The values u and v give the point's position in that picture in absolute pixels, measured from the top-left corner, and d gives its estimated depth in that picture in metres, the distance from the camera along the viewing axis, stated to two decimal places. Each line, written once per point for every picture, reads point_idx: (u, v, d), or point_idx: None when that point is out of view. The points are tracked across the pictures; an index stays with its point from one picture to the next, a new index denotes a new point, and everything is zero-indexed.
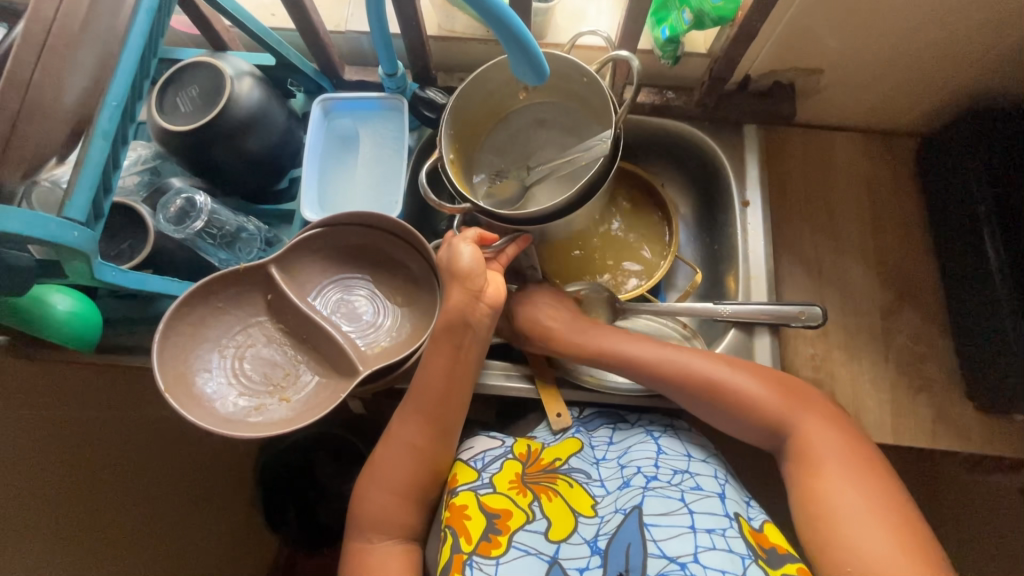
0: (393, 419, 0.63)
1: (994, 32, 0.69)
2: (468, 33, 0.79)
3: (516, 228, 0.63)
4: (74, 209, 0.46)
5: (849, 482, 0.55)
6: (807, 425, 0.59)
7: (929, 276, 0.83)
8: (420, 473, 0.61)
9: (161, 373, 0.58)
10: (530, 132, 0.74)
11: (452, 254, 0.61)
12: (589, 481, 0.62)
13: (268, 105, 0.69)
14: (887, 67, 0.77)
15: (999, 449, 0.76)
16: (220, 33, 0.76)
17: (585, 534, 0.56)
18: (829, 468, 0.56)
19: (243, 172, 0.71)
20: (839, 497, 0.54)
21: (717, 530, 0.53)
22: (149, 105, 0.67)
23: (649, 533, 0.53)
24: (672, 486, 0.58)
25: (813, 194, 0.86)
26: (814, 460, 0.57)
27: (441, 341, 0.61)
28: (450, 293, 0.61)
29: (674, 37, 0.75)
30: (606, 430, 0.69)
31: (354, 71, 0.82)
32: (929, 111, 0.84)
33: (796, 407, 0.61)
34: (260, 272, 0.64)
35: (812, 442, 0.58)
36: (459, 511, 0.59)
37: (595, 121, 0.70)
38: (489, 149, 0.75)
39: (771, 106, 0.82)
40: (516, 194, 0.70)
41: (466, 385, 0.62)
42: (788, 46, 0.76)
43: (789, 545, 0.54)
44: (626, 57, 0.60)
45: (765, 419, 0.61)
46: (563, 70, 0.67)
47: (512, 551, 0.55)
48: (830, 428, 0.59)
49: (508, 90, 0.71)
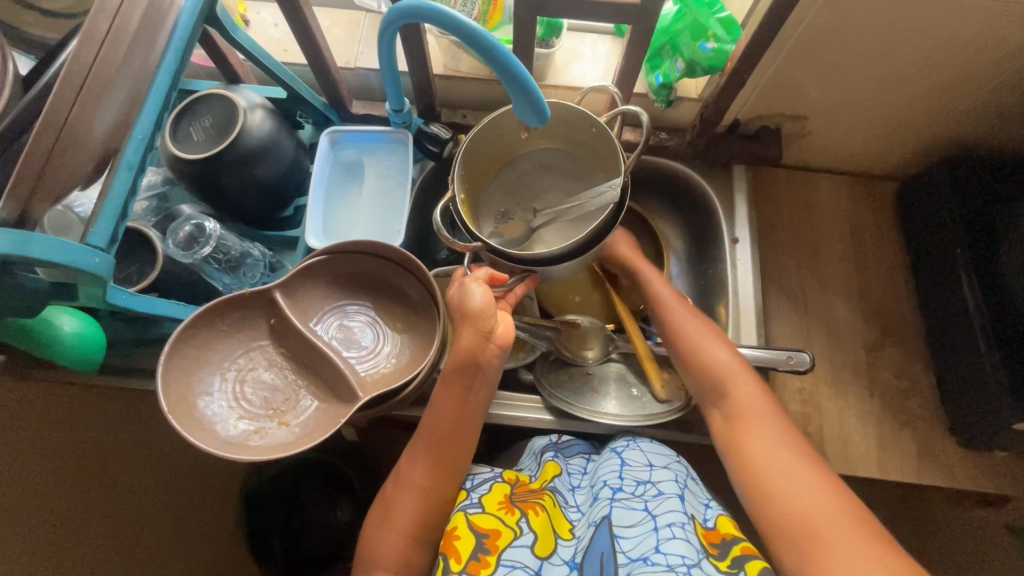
0: (401, 462, 0.64)
1: (963, 88, 0.74)
2: (471, 73, 0.83)
3: (525, 269, 0.62)
4: (96, 238, 0.48)
5: (775, 440, 0.58)
6: (734, 386, 0.62)
7: (911, 314, 0.86)
8: (419, 501, 0.61)
9: (165, 395, 0.59)
10: (537, 175, 0.77)
11: (462, 294, 0.61)
12: (566, 506, 0.64)
13: (278, 136, 0.72)
14: (865, 116, 0.82)
15: (980, 484, 0.78)
16: (235, 67, 0.79)
17: (565, 556, 0.58)
18: (761, 423, 0.59)
19: (251, 199, 0.73)
20: (766, 456, 0.57)
21: (677, 523, 0.55)
22: (163, 132, 0.69)
23: (620, 545, 0.55)
24: (636, 496, 0.58)
25: (799, 231, 0.89)
26: (743, 421, 0.60)
27: (451, 382, 0.63)
28: (462, 333, 0.61)
29: (667, 83, 0.80)
30: (581, 458, 0.70)
31: (361, 105, 0.86)
32: (905, 158, 0.89)
33: (736, 370, 0.63)
34: (264, 297, 0.66)
35: (743, 407, 0.61)
36: (450, 534, 0.59)
37: (600, 169, 0.73)
38: (496, 190, 0.77)
39: (759, 148, 0.86)
40: (522, 235, 0.72)
41: (475, 421, 0.64)
42: (775, 95, 0.81)
43: (737, 531, 0.58)
44: (636, 111, 0.60)
45: (710, 383, 0.63)
46: (572, 119, 0.69)
47: (501, 569, 0.56)
48: (759, 392, 0.61)
49: (516, 135, 0.74)
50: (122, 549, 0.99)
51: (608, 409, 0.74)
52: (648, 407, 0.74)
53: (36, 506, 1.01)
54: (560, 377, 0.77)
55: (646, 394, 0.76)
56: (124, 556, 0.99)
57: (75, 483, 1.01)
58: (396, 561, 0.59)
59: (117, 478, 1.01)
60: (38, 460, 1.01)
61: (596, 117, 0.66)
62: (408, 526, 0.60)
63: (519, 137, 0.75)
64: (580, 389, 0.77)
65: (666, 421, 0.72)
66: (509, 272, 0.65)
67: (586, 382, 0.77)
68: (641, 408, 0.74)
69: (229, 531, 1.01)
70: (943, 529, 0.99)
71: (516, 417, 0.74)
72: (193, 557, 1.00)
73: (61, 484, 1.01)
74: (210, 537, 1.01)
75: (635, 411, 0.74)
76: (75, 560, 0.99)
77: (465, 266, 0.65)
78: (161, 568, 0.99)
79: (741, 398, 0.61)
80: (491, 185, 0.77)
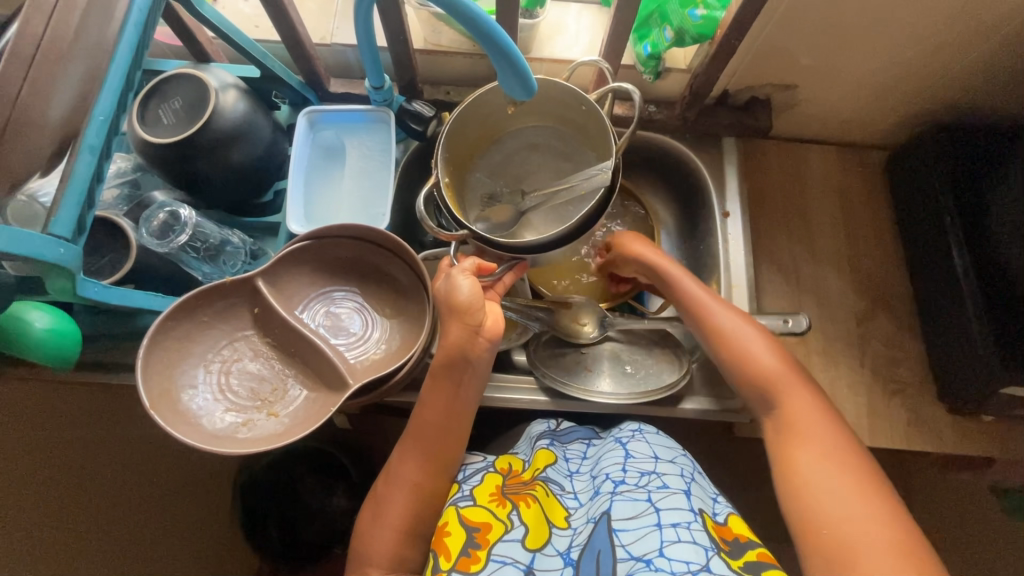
0: (393, 459, 0.63)
1: (954, 53, 0.73)
2: (453, 47, 0.80)
3: (515, 256, 0.62)
4: (60, 226, 0.46)
5: (830, 451, 0.54)
6: (785, 395, 0.59)
7: (900, 284, 0.86)
8: (415, 485, 0.61)
9: (146, 391, 0.57)
10: (524, 155, 0.75)
11: (450, 287, 0.59)
12: (562, 493, 0.63)
13: (253, 117, 0.69)
14: (855, 84, 0.80)
15: (968, 447, 0.79)
16: (204, 44, 0.75)
17: (559, 547, 0.57)
18: (812, 436, 0.56)
19: (230, 184, 0.70)
20: (811, 466, 0.54)
21: (682, 524, 0.53)
22: (130, 116, 0.66)
23: (618, 539, 0.53)
24: (640, 488, 0.58)
25: (790, 202, 0.89)
26: (800, 432, 0.56)
27: (440, 380, 0.61)
28: (448, 329, 0.60)
29: (656, 53, 0.77)
30: (581, 443, 0.70)
31: (339, 84, 0.82)
32: (895, 126, 0.88)
33: (785, 378, 0.60)
34: (246, 286, 0.63)
35: (798, 417, 0.57)
36: (440, 529, 0.59)
37: (590, 150, 0.72)
38: (482, 170, 0.75)
39: (748, 119, 0.85)
40: (510, 219, 0.69)
41: (467, 415, 0.63)
42: (765, 64, 0.79)
43: (751, 534, 0.56)
44: (629, 90, 0.58)
45: (758, 386, 0.60)
46: (562, 98, 0.67)
47: (491, 565, 0.55)
48: (815, 405, 0.58)
49: (501, 112, 0.71)
50: (117, 543, 0.99)
51: (602, 388, 0.73)
52: (642, 384, 0.74)
53: (28, 503, 1.00)
54: (553, 358, 0.76)
55: (641, 372, 0.75)
56: (119, 551, 0.98)
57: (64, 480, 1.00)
58: (386, 559, 0.58)
59: (106, 474, 1.00)
60: (25, 458, 1.00)
61: (585, 95, 0.63)
62: (401, 522, 0.59)
63: (503, 116, 0.72)
64: (574, 368, 0.76)
65: (660, 398, 0.72)
66: (496, 260, 0.63)
67: (580, 360, 0.77)
68: (634, 387, 0.74)
69: (224, 522, 1.00)
70: (930, 493, 1.01)
71: (510, 399, 0.74)
72: (189, 549, 0.99)
73: (50, 481, 1.00)
74: (204, 529, 1.00)
75: (629, 387, 0.74)
76: (70, 556, 0.98)
77: (452, 254, 0.62)
78: (157, 562, 0.98)
79: (793, 406, 0.58)
80: (475, 165, 0.75)
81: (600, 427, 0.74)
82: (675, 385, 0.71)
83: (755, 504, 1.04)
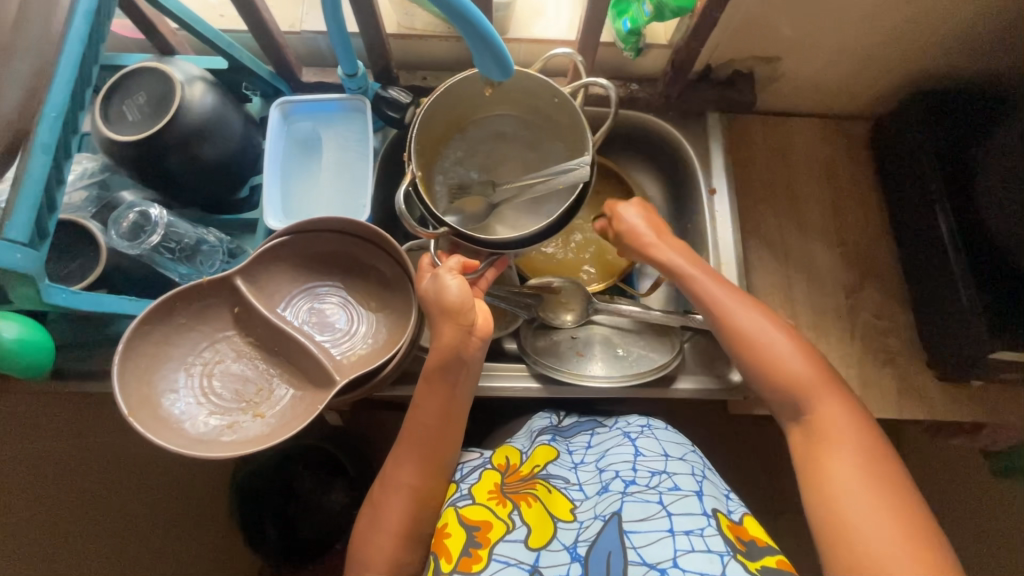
0: (387, 465, 0.62)
1: (935, 18, 0.72)
2: (427, 30, 0.77)
3: (494, 252, 0.61)
4: (15, 230, 0.44)
5: (855, 460, 0.53)
6: (818, 402, 0.57)
7: (887, 254, 0.86)
8: (411, 476, 0.60)
9: (124, 398, 0.55)
10: (491, 145, 0.74)
11: (438, 288, 0.57)
12: (567, 486, 0.62)
13: (223, 111, 0.66)
14: (837, 54, 0.79)
15: (958, 413, 0.79)
16: (166, 36, 0.72)
17: (565, 540, 0.55)
18: (844, 444, 0.54)
19: (201, 182, 0.68)
20: (842, 476, 0.52)
21: (695, 531, 0.52)
22: (94, 114, 0.63)
23: (630, 541, 0.52)
24: (650, 489, 0.57)
25: (776, 177, 0.88)
26: (823, 440, 0.55)
27: (435, 381, 0.60)
28: (439, 330, 0.58)
29: (635, 29, 0.75)
30: (585, 435, 0.69)
31: (312, 72, 0.80)
32: (880, 95, 0.87)
33: (815, 381, 0.57)
34: (224, 285, 0.62)
35: (825, 425, 0.56)
36: (440, 532, 0.58)
37: (558, 141, 0.72)
38: (450, 160, 0.74)
39: (732, 94, 0.84)
40: (483, 211, 0.68)
41: (462, 410, 0.62)
42: (747, 36, 0.77)
43: (768, 537, 0.56)
44: (604, 84, 0.61)
45: (786, 389, 0.58)
46: (533, 88, 0.67)
47: (493, 565, 0.54)
48: (846, 409, 0.56)
49: (470, 100, 0.70)
50: (112, 552, 0.98)
51: (594, 372, 0.73)
52: (634, 365, 0.73)
53: None
54: (543, 345, 0.75)
55: (633, 354, 0.75)
56: (114, 559, 0.97)
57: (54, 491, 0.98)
58: (383, 555, 0.57)
59: (95, 483, 0.99)
60: None
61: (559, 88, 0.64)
62: (401, 519, 0.59)
63: (471, 105, 0.71)
64: (564, 353, 0.75)
65: (652, 380, 0.71)
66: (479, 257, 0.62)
67: (571, 345, 0.76)
68: (627, 369, 0.73)
69: None
70: (922, 461, 1.02)
71: (499, 387, 0.73)
72: (187, 555, 0.98)
73: None
74: (199, 533, 0.99)
75: (621, 370, 0.73)
76: None
77: (432, 253, 0.61)
78: (153, 568, 0.98)
79: (824, 414, 0.56)
80: (444, 156, 0.74)
81: (603, 417, 0.72)
82: (667, 365, 0.71)
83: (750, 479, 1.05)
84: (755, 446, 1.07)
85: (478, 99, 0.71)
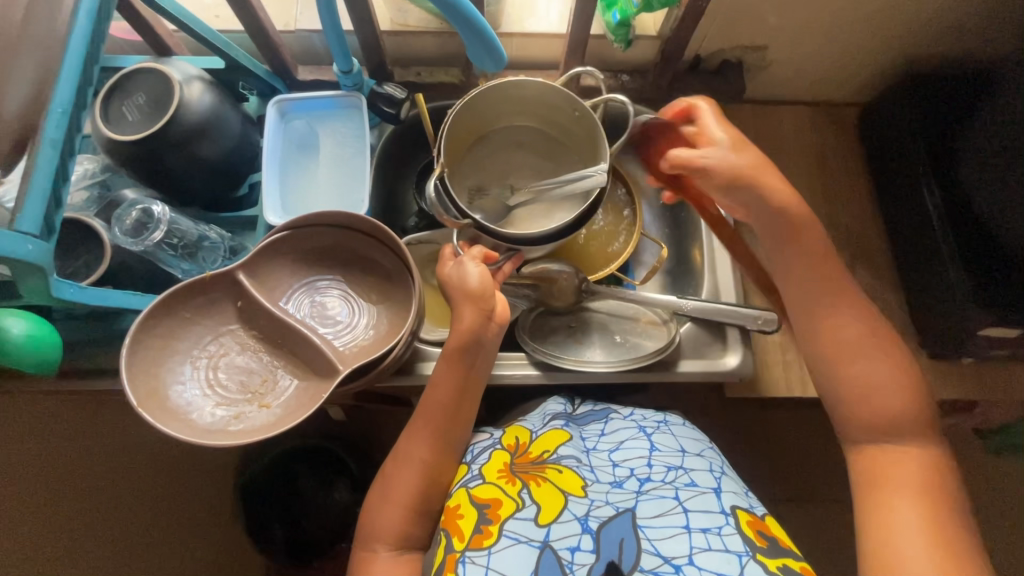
0: (400, 438, 0.63)
1: None
2: (421, 26, 0.79)
3: (512, 247, 0.63)
4: (27, 222, 0.45)
5: (921, 505, 0.51)
6: (907, 441, 0.54)
7: (879, 237, 0.87)
8: (424, 451, 0.61)
9: (133, 390, 0.56)
10: (508, 152, 0.75)
11: (460, 275, 0.60)
12: (579, 465, 0.62)
13: (222, 109, 0.68)
14: (823, 41, 0.81)
15: (953, 391, 0.81)
16: (164, 37, 0.73)
17: (576, 511, 0.57)
18: (918, 489, 0.51)
19: (202, 180, 0.69)
20: (905, 515, 0.50)
21: (713, 529, 0.53)
22: (94, 114, 0.64)
23: (643, 533, 0.54)
24: (667, 484, 0.58)
25: (767, 164, 0.89)
26: (890, 477, 0.53)
27: (454, 361, 0.61)
28: (461, 314, 0.60)
29: (625, 20, 0.75)
30: (598, 423, 0.68)
31: (308, 71, 0.81)
32: (867, 81, 0.89)
33: (910, 421, 0.54)
34: (227, 278, 0.63)
35: (896, 464, 0.53)
36: (452, 512, 0.60)
37: (574, 153, 0.73)
38: (470, 166, 0.75)
39: (722, 83, 0.85)
40: (498, 213, 0.71)
41: (474, 396, 0.63)
42: (734, 25, 0.78)
43: (790, 541, 0.56)
44: (622, 101, 0.63)
45: (877, 419, 0.54)
46: (554, 100, 0.69)
47: (504, 540, 0.56)
48: (930, 458, 0.53)
49: (492, 109, 0.72)
50: (120, 551, 0.99)
51: (593, 358, 0.74)
52: (632, 351, 0.74)
53: (24, 518, 0.99)
54: (542, 333, 0.77)
55: (630, 340, 0.76)
56: (123, 558, 0.99)
57: (62, 492, 0.99)
58: (389, 539, 0.59)
59: (102, 484, 1.00)
60: (19, 473, 0.99)
61: (580, 102, 0.66)
62: (407, 504, 0.60)
63: (494, 114, 0.73)
64: (563, 341, 0.76)
65: (649, 364, 0.72)
66: (497, 249, 0.64)
67: (569, 333, 0.77)
68: (626, 354, 0.75)
69: (227, 523, 1.00)
70: None
71: (500, 376, 0.74)
72: (194, 552, 0.99)
73: (47, 496, 0.99)
74: (206, 530, 1.00)
75: (619, 356, 0.74)
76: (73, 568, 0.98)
77: (454, 245, 0.64)
78: (161, 566, 0.99)
79: (909, 454, 0.53)
80: (464, 161, 0.75)
81: (616, 405, 0.71)
82: (666, 348, 0.72)
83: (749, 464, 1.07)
84: (755, 432, 1.08)
85: (500, 109, 0.72)
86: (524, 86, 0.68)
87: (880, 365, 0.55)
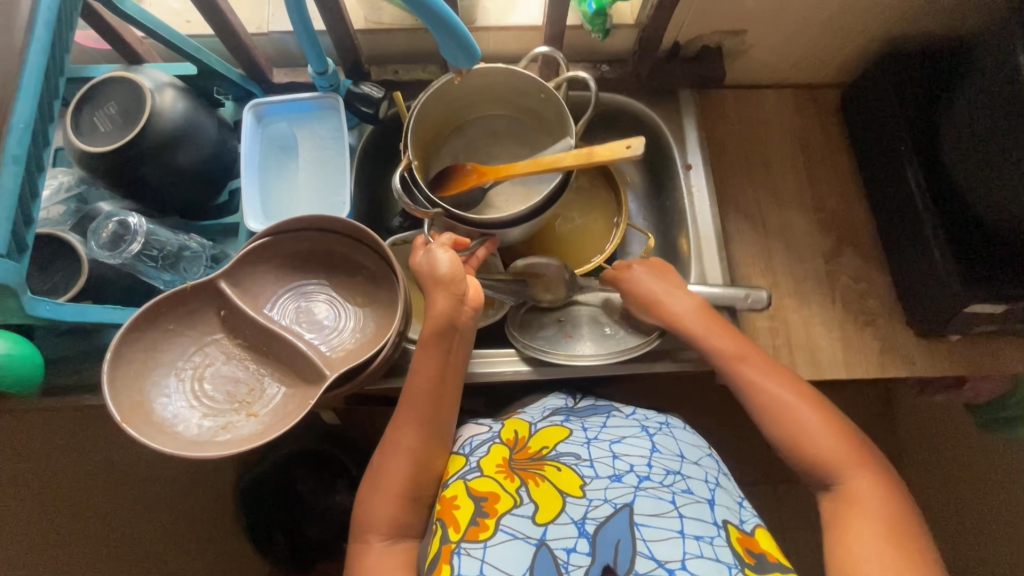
0: (388, 429, 0.63)
1: None
2: (395, 24, 0.78)
3: (486, 231, 0.64)
4: None
5: (883, 535, 0.51)
6: (851, 475, 0.56)
7: (863, 218, 0.87)
8: (411, 439, 0.61)
9: (116, 404, 0.56)
10: (486, 141, 0.77)
11: (431, 262, 0.61)
12: (578, 462, 0.61)
13: (196, 117, 0.67)
14: (800, 24, 0.80)
15: (939, 369, 0.81)
16: (133, 45, 0.72)
17: (573, 515, 0.56)
18: (873, 520, 0.52)
19: (178, 189, 0.68)
20: (862, 548, 0.51)
21: (705, 538, 0.54)
22: (65, 127, 0.63)
23: (640, 534, 0.54)
24: (664, 487, 0.58)
25: (750, 149, 0.89)
26: (854, 498, 0.55)
27: (431, 348, 0.62)
28: (434, 300, 0.61)
29: (601, 9, 0.74)
30: (599, 416, 0.68)
31: (283, 73, 0.80)
32: (847, 62, 0.89)
33: (844, 458, 0.57)
34: (209, 288, 0.62)
35: (858, 495, 0.55)
36: (450, 503, 0.60)
37: (547, 136, 0.75)
38: (448, 158, 0.77)
39: (702, 70, 0.84)
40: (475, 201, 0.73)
41: (456, 377, 0.64)
42: (712, 10, 0.78)
43: (779, 553, 0.56)
44: (586, 78, 0.66)
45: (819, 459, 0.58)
46: (520, 86, 0.70)
47: (500, 535, 0.55)
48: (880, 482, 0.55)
49: (464, 100, 0.73)
50: (121, 565, 0.99)
51: (582, 351, 0.74)
52: (620, 343, 0.75)
53: (22, 534, 0.99)
54: (530, 326, 0.77)
55: (620, 333, 0.76)
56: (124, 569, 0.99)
57: (58, 507, 0.99)
58: (381, 543, 0.59)
59: (99, 497, 0.99)
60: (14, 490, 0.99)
61: (544, 83, 0.67)
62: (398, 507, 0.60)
63: (466, 105, 0.74)
64: (553, 335, 0.76)
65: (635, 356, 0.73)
66: (470, 235, 0.65)
67: (558, 327, 0.77)
68: (614, 346, 0.75)
69: (227, 530, 1.00)
70: None
71: (492, 373, 0.73)
72: (194, 562, 0.99)
73: (44, 512, 0.99)
74: (205, 539, 1.00)
75: (609, 349, 0.74)
76: None
77: (426, 233, 0.65)
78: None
79: (857, 485, 0.55)
80: (439, 152, 0.77)
81: (618, 403, 0.72)
82: (654, 339, 0.72)
83: (746, 446, 1.08)
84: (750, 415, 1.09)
85: (473, 98, 0.74)
86: (488, 73, 0.68)
87: (816, 417, 0.60)
